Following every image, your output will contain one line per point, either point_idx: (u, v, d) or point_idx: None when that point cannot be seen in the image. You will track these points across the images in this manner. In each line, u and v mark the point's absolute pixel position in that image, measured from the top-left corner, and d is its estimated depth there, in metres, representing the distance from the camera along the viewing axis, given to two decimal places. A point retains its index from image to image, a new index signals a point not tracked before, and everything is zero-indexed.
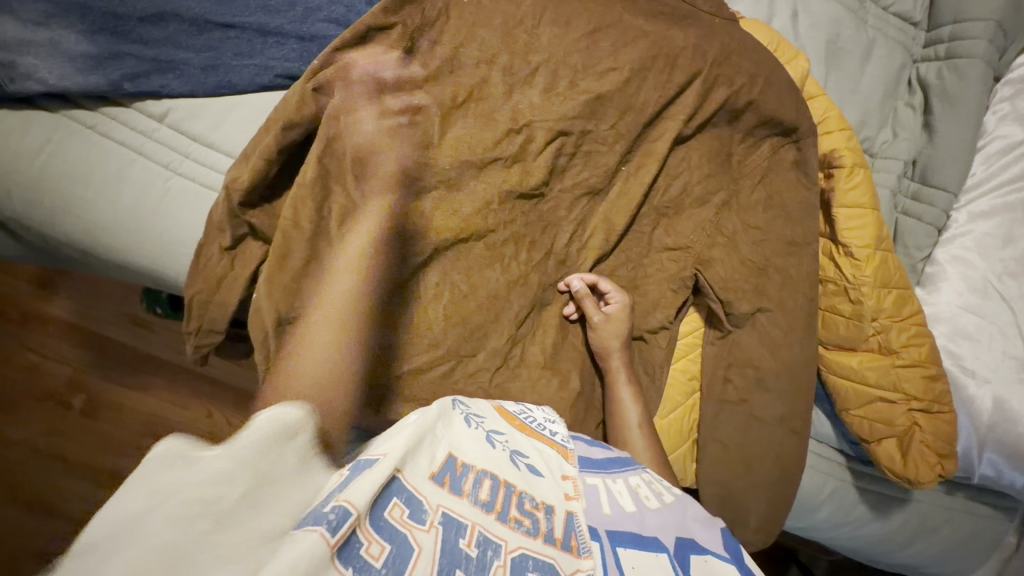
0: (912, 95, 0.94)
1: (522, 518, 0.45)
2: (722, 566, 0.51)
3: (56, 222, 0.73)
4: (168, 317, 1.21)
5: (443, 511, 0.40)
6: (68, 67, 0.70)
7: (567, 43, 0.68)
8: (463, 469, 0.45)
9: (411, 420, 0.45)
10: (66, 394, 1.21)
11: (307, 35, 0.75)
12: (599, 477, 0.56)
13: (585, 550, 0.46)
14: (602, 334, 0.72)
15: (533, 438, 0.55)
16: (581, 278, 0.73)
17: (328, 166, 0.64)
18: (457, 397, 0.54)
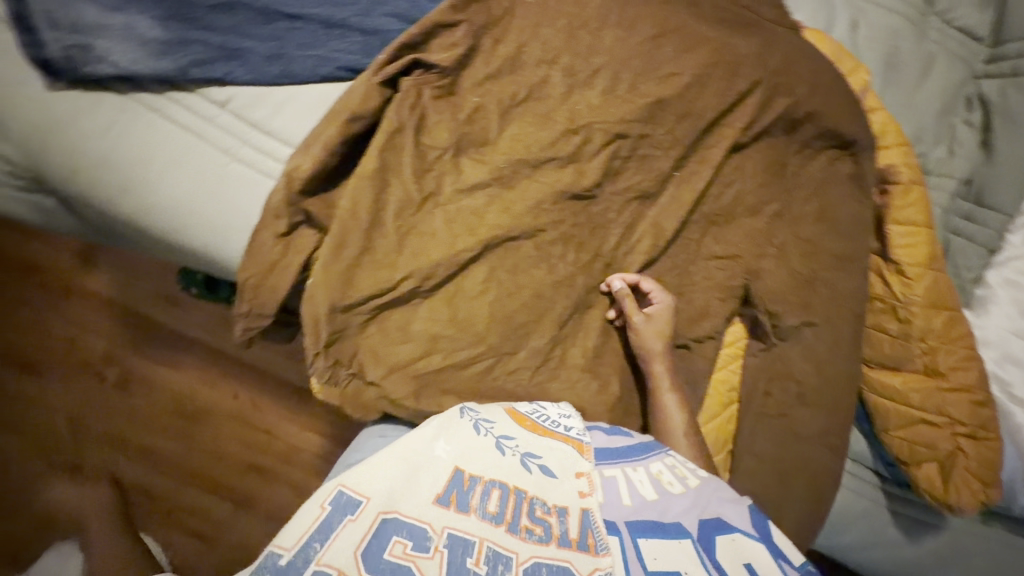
0: (970, 112, 0.92)
1: (533, 526, 0.56)
2: (750, 546, 0.58)
3: (116, 200, 0.76)
4: (201, 298, 1.21)
5: (448, 532, 0.53)
6: (140, 51, 0.72)
7: (629, 45, 0.68)
8: (470, 484, 0.57)
9: (412, 452, 0.59)
10: (102, 367, 1.25)
11: (370, 29, 0.77)
12: (619, 468, 0.63)
13: (602, 547, 0.55)
14: (644, 337, 0.71)
15: (547, 437, 0.64)
16: (621, 276, 0.72)
17: (388, 159, 0.65)
18: (467, 406, 0.65)
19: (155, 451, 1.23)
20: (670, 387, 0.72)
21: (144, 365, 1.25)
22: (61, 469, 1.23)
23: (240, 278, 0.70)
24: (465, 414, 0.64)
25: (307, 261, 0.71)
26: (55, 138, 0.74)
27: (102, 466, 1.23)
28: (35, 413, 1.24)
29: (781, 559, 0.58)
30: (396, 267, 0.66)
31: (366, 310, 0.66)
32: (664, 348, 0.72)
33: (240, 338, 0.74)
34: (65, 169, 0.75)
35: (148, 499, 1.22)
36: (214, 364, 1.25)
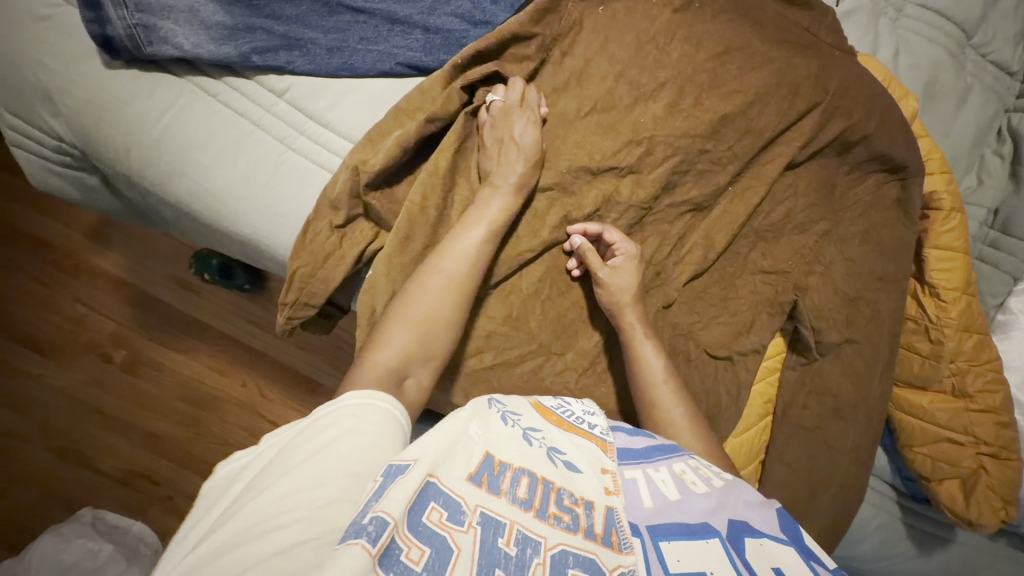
0: (1000, 144, 0.95)
1: (561, 514, 0.46)
2: (781, 551, 0.49)
3: (169, 183, 0.75)
4: (215, 283, 1.20)
5: (481, 511, 0.43)
6: (203, 35, 0.72)
7: (695, 62, 0.70)
8: (500, 469, 0.48)
9: (444, 424, 0.48)
10: (110, 349, 1.23)
11: (432, 27, 0.77)
12: (640, 469, 0.54)
13: (626, 545, 0.46)
14: (607, 290, 0.67)
15: (571, 433, 0.55)
16: (582, 226, 0.69)
17: (458, 162, 0.68)
18: (494, 397, 0.56)
19: (161, 438, 1.21)
20: (648, 341, 0.68)
21: (157, 349, 1.23)
22: (61, 450, 1.20)
23: (291, 268, 0.70)
24: (492, 405, 0.54)
25: (360, 255, 0.71)
26: (111, 117, 0.74)
27: (102, 450, 1.20)
28: (38, 392, 1.21)
29: (814, 562, 0.49)
30: None
31: None
32: (635, 297, 0.68)
33: (282, 327, 0.73)
34: (121, 150, 0.74)
35: (149, 485, 1.19)
36: (231, 352, 1.24)
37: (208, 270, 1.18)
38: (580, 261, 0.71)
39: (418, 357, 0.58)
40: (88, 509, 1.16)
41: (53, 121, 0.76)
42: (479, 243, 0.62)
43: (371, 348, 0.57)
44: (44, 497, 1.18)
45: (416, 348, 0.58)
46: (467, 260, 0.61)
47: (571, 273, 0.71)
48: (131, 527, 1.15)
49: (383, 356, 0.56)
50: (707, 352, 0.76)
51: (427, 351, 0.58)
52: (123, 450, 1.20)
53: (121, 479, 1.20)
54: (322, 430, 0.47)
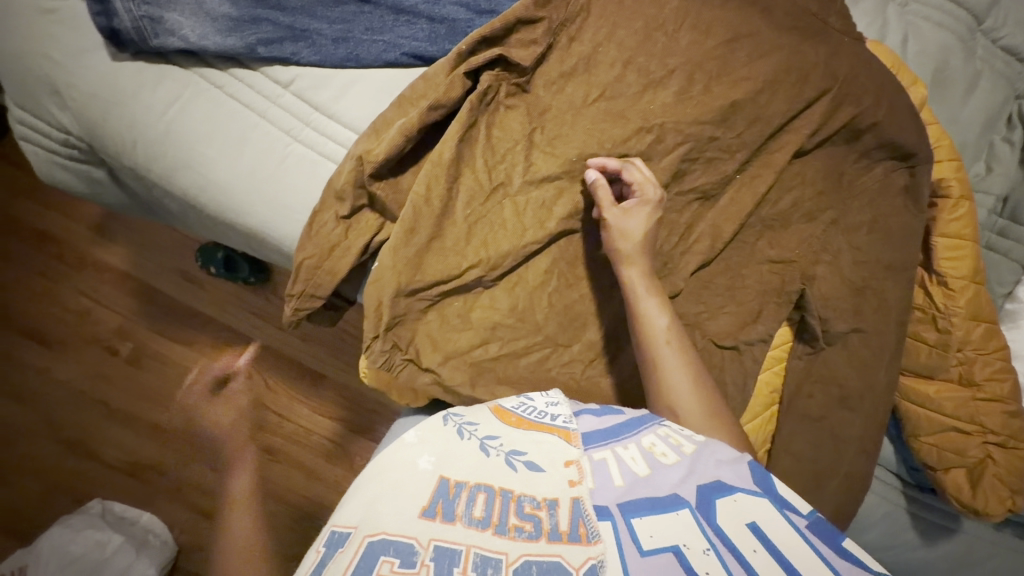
0: (1011, 130, 0.94)
1: (522, 524, 0.48)
2: (756, 504, 0.48)
3: (174, 176, 0.75)
4: (220, 276, 1.22)
5: (434, 544, 0.45)
6: (209, 26, 0.72)
7: (703, 49, 0.70)
8: (456, 491, 0.51)
9: (393, 472, 0.55)
10: (116, 342, 1.24)
11: (438, 17, 0.77)
12: (608, 449, 0.55)
13: (594, 536, 0.46)
14: (614, 231, 0.66)
15: (533, 431, 0.58)
16: (600, 162, 0.67)
17: (462, 151, 0.67)
18: (452, 412, 0.62)
19: (167, 430, 1.22)
20: (650, 297, 0.66)
21: (162, 342, 1.24)
22: (68, 441, 1.22)
23: (297, 259, 0.70)
24: (449, 421, 0.60)
25: (365, 246, 0.71)
26: (117, 110, 0.74)
27: (109, 442, 1.22)
28: (45, 385, 1.23)
29: (789, 510, 0.48)
30: (464, 256, 0.68)
31: (431, 296, 0.68)
32: (639, 248, 0.66)
33: (289, 320, 0.74)
34: (126, 143, 0.75)
35: (156, 476, 1.21)
36: (236, 344, 1.25)
37: (214, 262, 1.20)
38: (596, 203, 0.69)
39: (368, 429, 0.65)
40: (98, 501, 1.18)
41: (59, 114, 0.76)
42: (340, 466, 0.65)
43: None
44: (51, 488, 1.20)
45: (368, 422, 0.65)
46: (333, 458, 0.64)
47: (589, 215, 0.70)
48: (139, 518, 1.17)
49: None
50: (713, 342, 0.76)
51: None
52: (130, 440, 1.22)
53: (128, 471, 1.22)
54: None
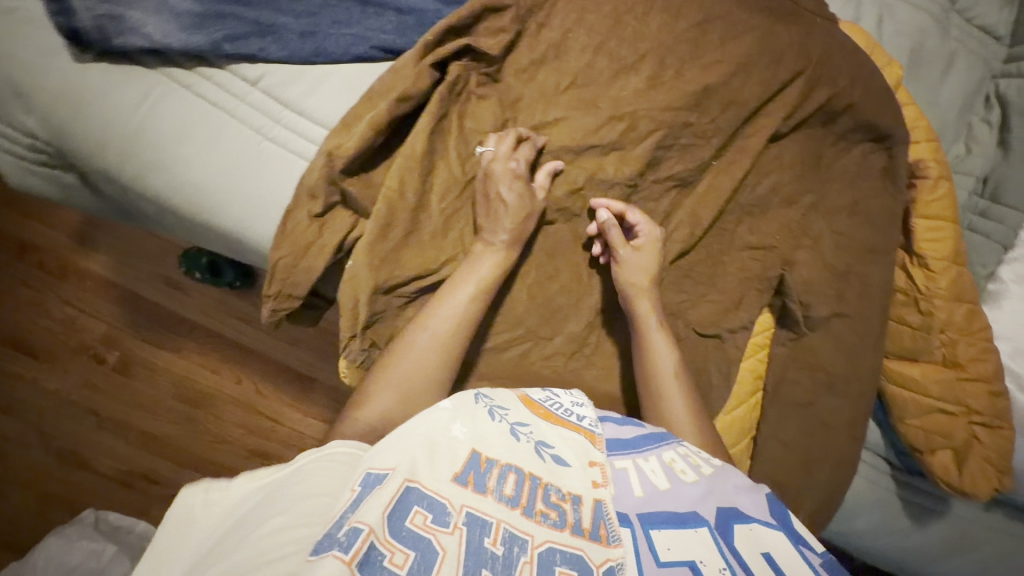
0: (988, 111, 0.94)
1: (548, 511, 0.49)
2: (769, 535, 0.54)
3: (146, 177, 0.74)
4: (204, 282, 1.20)
5: (467, 510, 0.47)
6: (172, 24, 0.70)
7: (675, 32, 0.69)
8: (487, 466, 0.51)
9: (426, 430, 0.52)
10: (101, 350, 1.22)
11: (405, 8, 0.76)
12: (630, 459, 0.57)
13: (614, 538, 0.50)
14: (629, 269, 0.67)
15: (559, 425, 0.58)
16: (604, 202, 0.69)
17: (435, 143, 0.66)
18: (481, 392, 0.58)
19: (155, 437, 1.21)
20: (658, 329, 0.68)
21: (145, 348, 1.22)
22: (60, 454, 1.21)
23: (273, 259, 0.69)
24: (479, 400, 0.57)
25: (342, 243, 0.70)
26: (85, 111, 0.72)
27: (101, 451, 1.21)
28: (32, 397, 1.21)
29: (801, 546, 0.53)
30: (443, 249, 0.67)
31: (409, 291, 0.67)
32: (650, 284, 0.68)
33: (268, 320, 0.73)
34: (95, 144, 0.73)
35: (149, 484, 1.20)
36: (219, 349, 1.23)
37: (197, 266, 1.18)
38: (602, 244, 0.71)
39: (442, 366, 0.62)
40: (91, 511, 1.15)
41: (25, 117, 0.74)
42: (427, 368, 0.61)
43: (387, 365, 0.61)
44: (48, 500, 1.20)
45: (445, 360, 0.62)
46: (426, 366, 0.61)
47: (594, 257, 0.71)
48: (134, 527, 1.14)
49: (371, 412, 0.59)
50: (695, 331, 0.75)
51: (427, 384, 0.61)
52: (120, 449, 1.21)
53: (119, 480, 1.21)
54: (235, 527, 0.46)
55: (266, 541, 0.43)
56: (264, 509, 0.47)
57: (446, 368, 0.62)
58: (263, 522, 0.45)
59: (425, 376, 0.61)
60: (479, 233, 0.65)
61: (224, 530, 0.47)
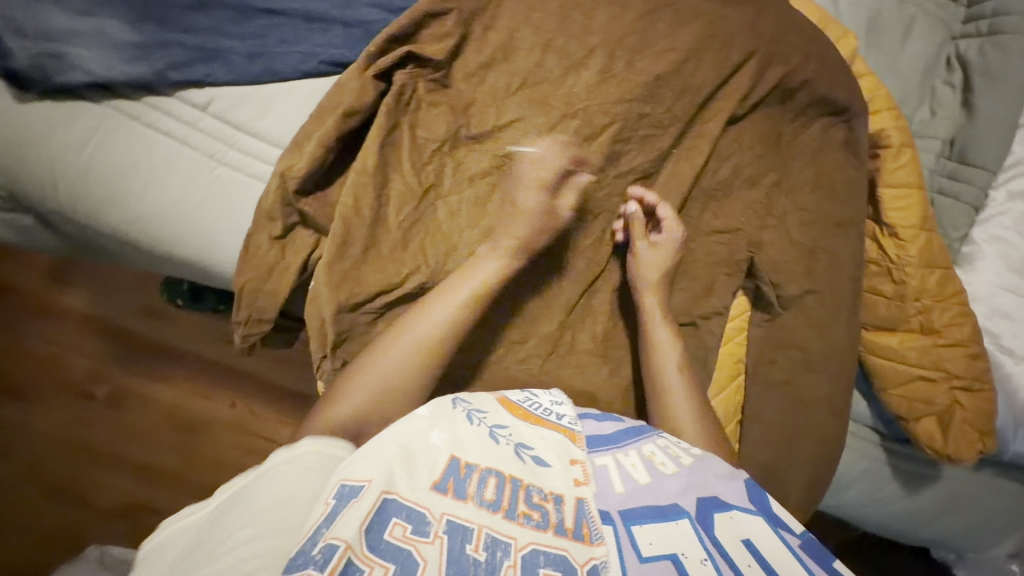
0: (951, 73, 0.93)
1: (530, 512, 0.50)
2: (750, 521, 0.54)
3: (101, 214, 0.73)
4: (189, 307, 1.18)
5: (447, 518, 0.47)
6: (114, 56, 0.69)
7: (623, 24, 0.68)
8: (466, 471, 0.51)
9: (403, 439, 0.52)
10: (87, 385, 1.21)
11: (352, 21, 0.74)
12: (610, 455, 0.58)
13: (597, 536, 0.50)
14: (644, 263, 0.70)
15: (540, 426, 0.59)
16: (640, 193, 0.71)
17: (388, 157, 0.65)
18: (458, 397, 0.59)
19: (149, 467, 1.20)
20: (665, 325, 0.70)
21: (132, 380, 1.22)
22: (55, 490, 1.19)
23: (238, 284, 0.69)
24: (456, 405, 0.58)
25: (304, 263, 0.70)
26: (31, 152, 0.71)
27: (96, 486, 1.20)
28: (24, 439, 1.20)
29: (782, 530, 0.54)
30: (404, 262, 0.66)
31: (375, 308, 0.66)
32: (659, 282, 0.70)
33: (242, 346, 0.73)
34: (44, 184, 0.72)
35: (147, 515, 1.20)
36: (208, 375, 1.23)
37: (174, 292, 1.15)
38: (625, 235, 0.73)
39: (426, 361, 0.61)
40: (95, 547, 1.12)
41: None
42: (411, 362, 0.60)
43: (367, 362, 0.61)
44: (47, 539, 1.18)
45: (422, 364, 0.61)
46: (410, 360, 0.61)
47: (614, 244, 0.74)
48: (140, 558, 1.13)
49: (345, 409, 0.58)
50: None
51: (410, 379, 0.60)
52: (115, 482, 1.20)
53: (116, 513, 1.20)
54: (206, 549, 0.45)
55: (240, 554, 0.43)
56: (240, 517, 0.47)
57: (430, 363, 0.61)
58: (238, 533, 0.45)
59: (411, 370, 0.60)
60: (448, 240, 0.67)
61: (195, 549, 0.46)
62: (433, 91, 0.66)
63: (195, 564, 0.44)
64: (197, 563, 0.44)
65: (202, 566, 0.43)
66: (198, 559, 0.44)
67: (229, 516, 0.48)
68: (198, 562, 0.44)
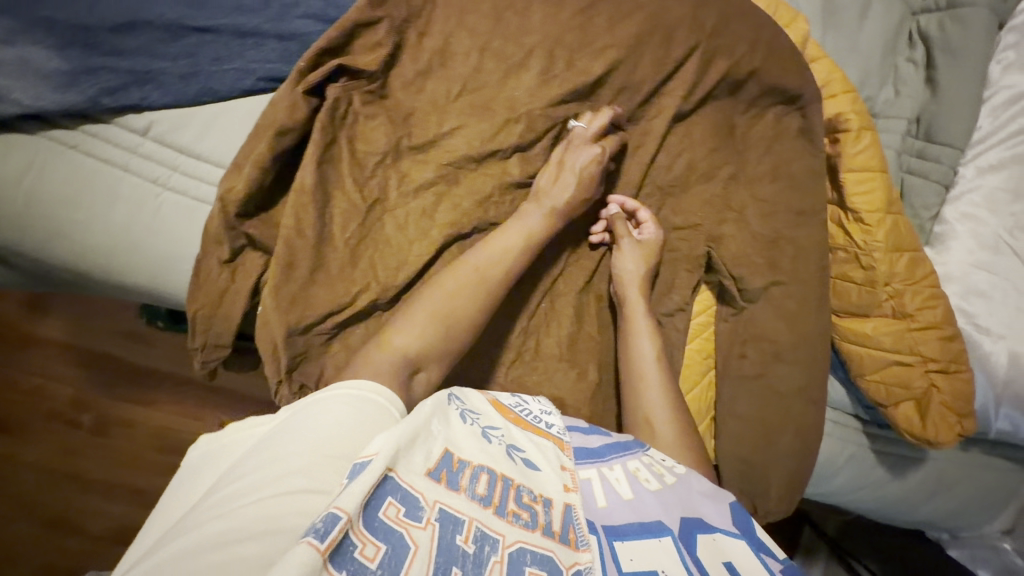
0: (912, 49, 0.91)
1: (519, 511, 0.47)
2: (732, 546, 0.53)
3: (47, 247, 0.71)
4: (169, 330, 1.15)
5: (440, 507, 0.43)
6: (42, 86, 0.67)
7: (561, 22, 0.67)
8: (459, 466, 0.48)
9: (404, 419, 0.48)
10: (75, 413, 1.19)
11: (286, 33, 0.73)
12: (595, 468, 0.56)
13: (582, 543, 0.47)
14: (626, 259, 0.72)
15: (530, 431, 0.56)
16: (621, 201, 0.74)
17: (327, 173, 0.63)
18: (454, 392, 0.55)
19: (137, 493, 1.18)
20: (644, 319, 0.71)
21: (113, 407, 1.20)
22: (43, 523, 1.17)
23: (190, 311, 0.67)
24: (451, 400, 0.54)
25: (256, 284, 0.68)
26: None
27: (84, 516, 1.17)
28: (15, 470, 1.18)
29: (764, 555, 0.53)
30: (354, 281, 0.65)
31: (327, 328, 0.64)
32: (643, 277, 0.72)
33: (201, 371, 0.71)
34: None
35: None
36: (191, 397, 1.21)
37: (158, 318, 1.10)
38: (606, 231, 0.76)
39: (472, 299, 0.61)
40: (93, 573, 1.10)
41: None
42: (457, 298, 0.61)
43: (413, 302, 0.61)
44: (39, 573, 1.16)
45: (446, 332, 0.60)
46: (455, 298, 0.61)
47: (592, 239, 0.76)
48: None
49: (401, 340, 0.57)
50: None
51: (460, 313, 0.60)
52: (104, 509, 1.18)
53: (103, 544, 1.17)
54: (232, 488, 0.42)
55: (256, 512, 0.39)
56: (256, 470, 0.43)
57: (483, 295, 0.62)
58: (255, 487, 0.41)
59: (459, 305, 0.61)
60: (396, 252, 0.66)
61: (220, 486, 0.43)
62: (372, 102, 0.65)
63: (219, 503, 0.40)
64: (221, 503, 0.40)
65: (226, 508, 0.39)
66: (223, 498, 0.41)
67: (245, 467, 0.44)
68: (224, 500, 0.40)
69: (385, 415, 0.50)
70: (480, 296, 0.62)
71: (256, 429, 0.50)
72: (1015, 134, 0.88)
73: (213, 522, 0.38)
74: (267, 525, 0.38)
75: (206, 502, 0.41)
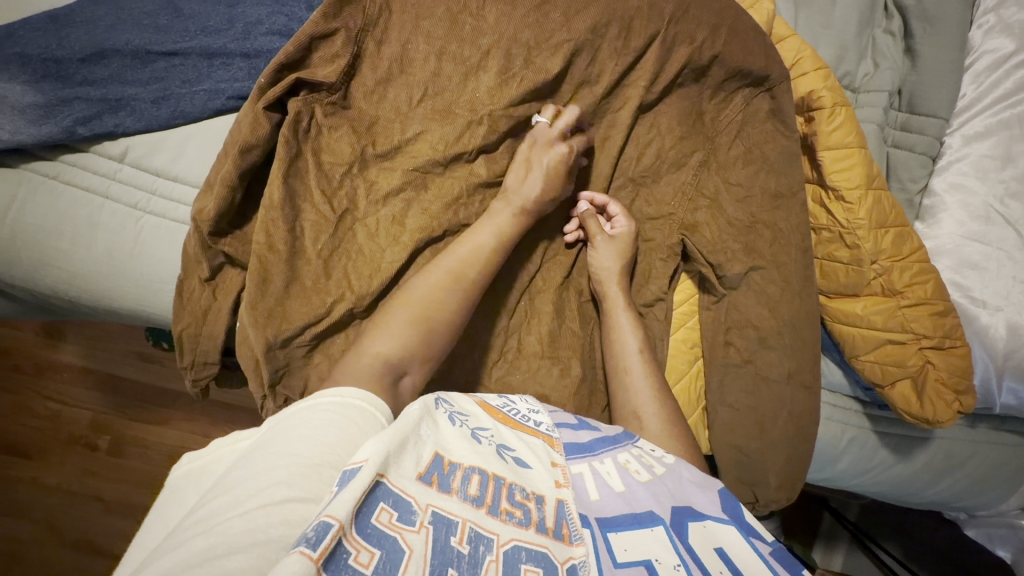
0: (890, 20, 0.89)
1: (513, 509, 0.46)
2: (723, 532, 0.52)
3: (37, 276, 0.73)
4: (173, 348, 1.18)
5: (433, 510, 0.42)
6: (19, 119, 0.69)
7: (516, 20, 0.67)
8: (450, 468, 0.46)
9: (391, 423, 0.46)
10: (89, 436, 1.22)
11: (251, 51, 0.73)
12: (586, 462, 0.55)
13: (576, 536, 0.47)
14: (602, 256, 0.72)
15: (520, 430, 0.55)
16: (590, 196, 0.74)
17: (294, 186, 0.64)
18: (440, 396, 0.54)
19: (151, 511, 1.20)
20: (626, 311, 0.71)
21: (124, 428, 1.22)
22: (63, 545, 1.19)
23: (176, 330, 0.68)
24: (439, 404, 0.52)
25: (236, 301, 0.68)
26: None
27: (101, 535, 1.19)
28: (35, 493, 1.21)
29: (753, 537, 0.52)
30: (328, 291, 0.65)
31: (306, 340, 0.64)
32: (621, 271, 0.72)
33: (193, 390, 0.72)
34: None
35: None
36: (199, 414, 1.23)
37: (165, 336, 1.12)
38: (580, 228, 0.76)
39: (448, 302, 0.61)
40: None
41: None
42: (432, 303, 0.61)
43: (388, 309, 0.61)
44: None
45: (423, 339, 0.59)
46: (430, 303, 0.61)
47: (567, 238, 0.76)
48: None
49: (376, 350, 0.57)
50: None
51: (436, 318, 0.60)
52: (121, 528, 1.19)
53: None
54: (218, 501, 0.40)
55: (240, 524, 0.38)
56: (240, 483, 0.42)
57: (456, 299, 0.62)
58: (240, 500, 0.40)
59: (435, 309, 0.61)
60: (368, 259, 0.66)
61: (205, 501, 0.42)
62: (334, 114, 0.66)
63: (204, 516, 0.39)
64: (206, 517, 0.39)
65: (212, 521, 0.38)
66: (207, 513, 0.40)
67: (228, 481, 0.43)
68: (208, 514, 0.39)
69: (367, 419, 0.50)
70: (454, 299, 0.62)
71: (244, 442, 0.50)
72: (1002, 98, 0.85)
73: (196, 539, 0.37)
74: (253, 537, 0.37)
75: (191, 520, 0.40)
